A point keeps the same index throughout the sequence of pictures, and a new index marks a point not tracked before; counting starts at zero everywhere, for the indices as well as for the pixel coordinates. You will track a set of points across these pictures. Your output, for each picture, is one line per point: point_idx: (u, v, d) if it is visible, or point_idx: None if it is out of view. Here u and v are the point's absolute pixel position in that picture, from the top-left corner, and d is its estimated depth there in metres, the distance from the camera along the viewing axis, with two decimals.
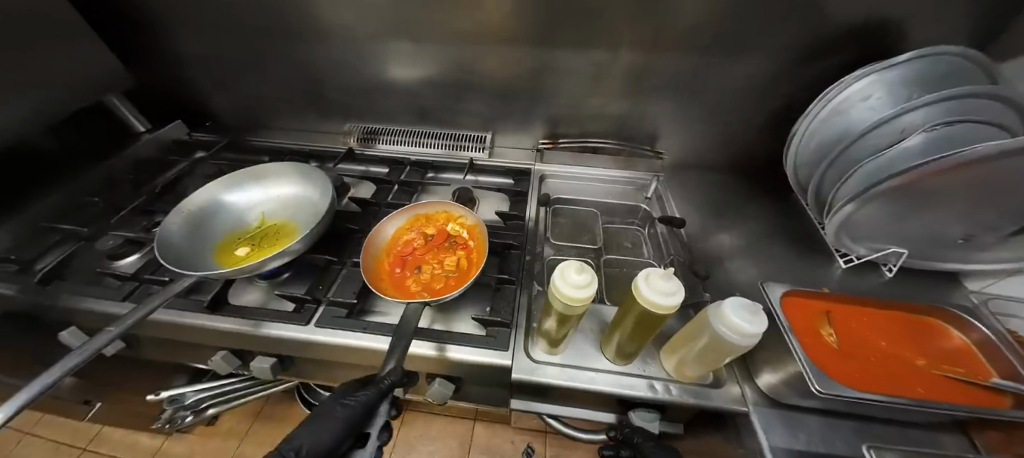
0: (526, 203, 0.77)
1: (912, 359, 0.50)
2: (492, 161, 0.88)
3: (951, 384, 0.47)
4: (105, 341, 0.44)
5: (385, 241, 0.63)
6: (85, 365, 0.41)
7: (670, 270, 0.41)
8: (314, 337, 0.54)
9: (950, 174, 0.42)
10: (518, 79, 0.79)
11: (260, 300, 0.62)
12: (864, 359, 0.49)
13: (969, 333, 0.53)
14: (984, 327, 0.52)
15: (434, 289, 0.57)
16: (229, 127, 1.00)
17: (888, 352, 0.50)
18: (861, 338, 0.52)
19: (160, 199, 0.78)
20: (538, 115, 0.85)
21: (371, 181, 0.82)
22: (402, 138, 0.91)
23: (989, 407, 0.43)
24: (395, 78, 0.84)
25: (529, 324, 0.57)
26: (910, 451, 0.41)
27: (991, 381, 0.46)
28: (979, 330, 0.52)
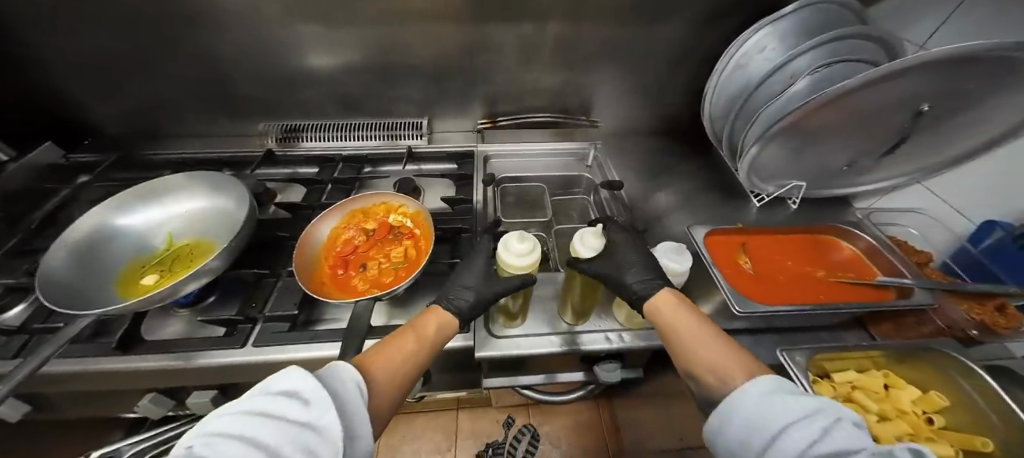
0: (472, 185, 0.76)
1: (819, 274, 0.57)
2: (431, 147, 0.86)
3: (849, 289, 0.55)
4: None
5: (321, 245, 0.59)
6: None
7: (599, 229, 0.47)
8: (255, 358, 0.50)
9: (827, 110, 0.48)
10: (447, 58, 0.77)
11: (183, 331, 0.56)
12: (780, 281, 0.56)
13: (856, 242, 0.62)
14: (866, 235, 0.61)
15: (382, 281, 0.55)
16: (121, 142, 0.86)
17: (797, 270, 0.57)
18: (778, 264, 0.58)
19: (40, 236, 0.66)
20: (472, 95, 0.84)
21: (300, 184, 0.77)
22: (330, 134, 0.85)
23: (877, 302, 0.51)
24: (313, 68, 0.77)
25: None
26: (816, 347, 0.49)
27: (876, 280, 0.55)
28: (864, 238, 0.61)
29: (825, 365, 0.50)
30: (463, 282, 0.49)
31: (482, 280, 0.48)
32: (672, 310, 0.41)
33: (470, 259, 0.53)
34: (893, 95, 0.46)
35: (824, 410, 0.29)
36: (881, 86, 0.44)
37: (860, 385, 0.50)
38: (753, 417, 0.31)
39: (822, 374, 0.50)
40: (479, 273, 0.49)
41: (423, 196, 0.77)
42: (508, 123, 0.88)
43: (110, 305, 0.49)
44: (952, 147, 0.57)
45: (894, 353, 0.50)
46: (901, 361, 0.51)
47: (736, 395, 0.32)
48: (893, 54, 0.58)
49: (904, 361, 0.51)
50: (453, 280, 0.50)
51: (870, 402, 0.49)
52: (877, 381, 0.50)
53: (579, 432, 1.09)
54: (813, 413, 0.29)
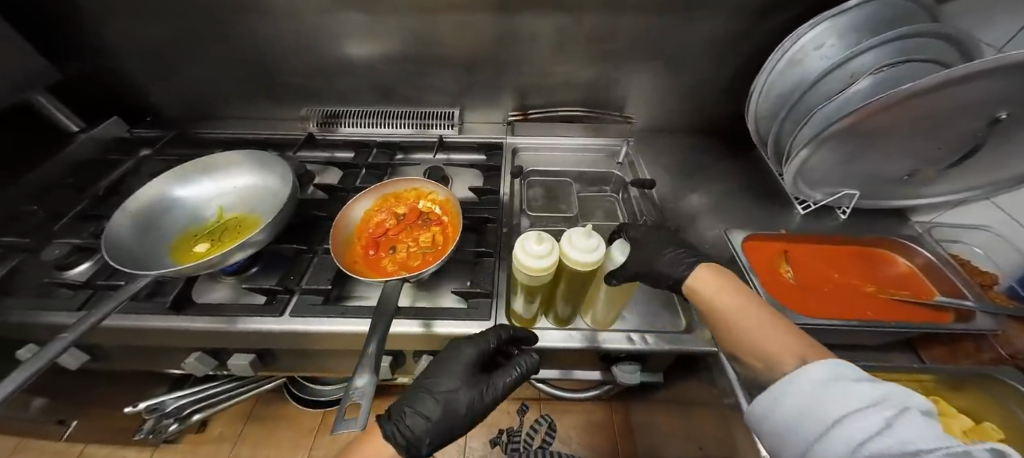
0: (500, 177, 0.76)
1: (865, 289, 0.54)
2: (462, 137, 0.86)
3: (899, 306, 0.51)
4: (60, 349, 0.42)
5: (355, 225, 0.62)
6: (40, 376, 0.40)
7: (589, 228, 0.44)
8: (290, 327, 0.53)
9: (889, 112, 0.44)
10: (484, 48, 0.77)
11: (229, 296, 0.60)
12: (819, 292, 0.53)
13: (914, 259, 0.58)
14: (926, 251, 0.57)
15: (410, 264, 0.57)
16: (177, 121, 0.93)
17: (839, 283, 0.54)
18: (818, 274, 0.55)
19: (105, 202, 0.73)
20: (505, 87, 0.83)
21: (336, 167, 0.80)
22: (366, 120, 0.88)
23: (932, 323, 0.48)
24: (354, 55, 0.79)
25: (509, 295, 0.58)
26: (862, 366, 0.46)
27: (932, 300, 0.51)
28: (923, 253, 0.58)
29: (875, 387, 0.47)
30: (444, 380, 0.46)
31: (468, 386, 0.45)
32: (719, 294, 0.44)
33: (458, 349, 0.47)
34: (965, 100, 0.42)
35: (888, 398, 0.30)
36: (955, 88, 0.40)
37: None
38: (800, 408, 0.33)
39: None
40: (465, 369, 0.46)
41: (452, 184, 0.78)
42: (539, 116, 0.87)
43: (165, 269, 0.54)
44: None
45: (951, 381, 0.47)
46: (957, 390, 0.48)
47: (786, 383, 0.34)
48: (969, 56, 0.53)
49: (960, 390, 0.48)
50: (424, 379, 0.46)
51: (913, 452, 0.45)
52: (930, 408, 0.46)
53: (589, 431, 1.09)
54: (875, 403, 0.30)
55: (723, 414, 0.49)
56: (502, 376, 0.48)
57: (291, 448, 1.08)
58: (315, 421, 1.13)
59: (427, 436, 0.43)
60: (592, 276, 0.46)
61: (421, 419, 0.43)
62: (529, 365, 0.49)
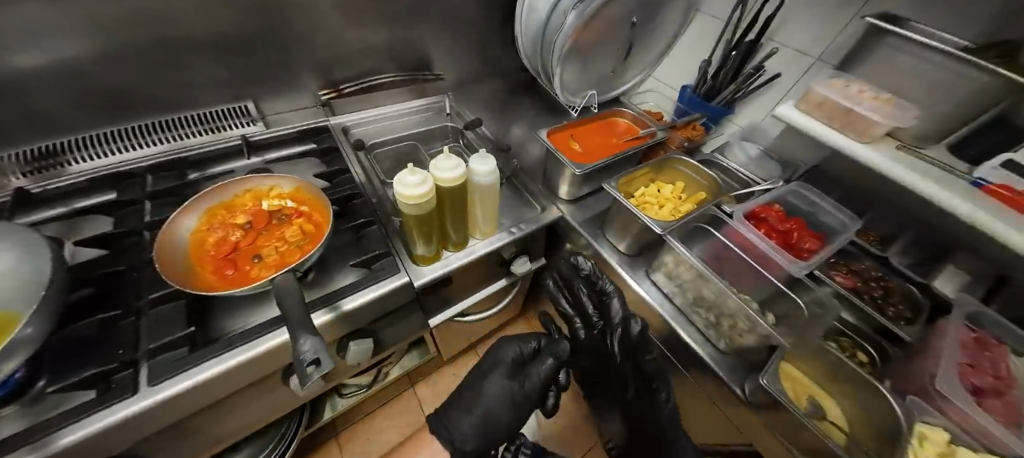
0: (342, 156, 0.75)
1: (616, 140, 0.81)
2: (270, 131, 0.77)
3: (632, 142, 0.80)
4: None
5: (188, 255, 0.51)
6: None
7: (447, 152, 0.54)
8: (161, 395, 0.43)
9: (589, 29, 0.71)
10: (252, 26, 0.69)
11: (23, 424, 0.41)
12: (597, 151, 0.75)
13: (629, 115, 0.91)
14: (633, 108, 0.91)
15: (280, 259, 0.54)
16: None
17: (606, 142, 0.78)
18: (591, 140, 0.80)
19: None
20: (302, 67, 0.78)
21: (99, 213, 0.58)
22: (118, 145, 0.67)
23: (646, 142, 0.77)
24: (45, 60, 0.57)
25: (407, 247, 0.63)
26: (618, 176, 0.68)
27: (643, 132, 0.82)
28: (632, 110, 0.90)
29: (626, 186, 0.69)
30: (492, 381, 0.63)
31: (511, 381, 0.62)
32: None
33: (503, 350, 0.66)
34: (622, 10, 0.72)
35: None
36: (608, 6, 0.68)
37: (648, 191, 0.70)
38: None
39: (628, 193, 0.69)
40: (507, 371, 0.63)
41: None
42: (353, 90, 0.85)
43: None
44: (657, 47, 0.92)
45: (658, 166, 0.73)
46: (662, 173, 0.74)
47: None
48: None
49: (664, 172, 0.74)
50: (478, 387, 0.64)
51: (654, 212, 0.67)
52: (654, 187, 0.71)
53: None
54: None
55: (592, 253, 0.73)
56: (536, 371, 0.63)
57: None
58: None
59: (475, 432, 0.60)
60: (467, 193, 0.59)
61: (470, 423, 0.60)
62: (560, 352, 0.64)
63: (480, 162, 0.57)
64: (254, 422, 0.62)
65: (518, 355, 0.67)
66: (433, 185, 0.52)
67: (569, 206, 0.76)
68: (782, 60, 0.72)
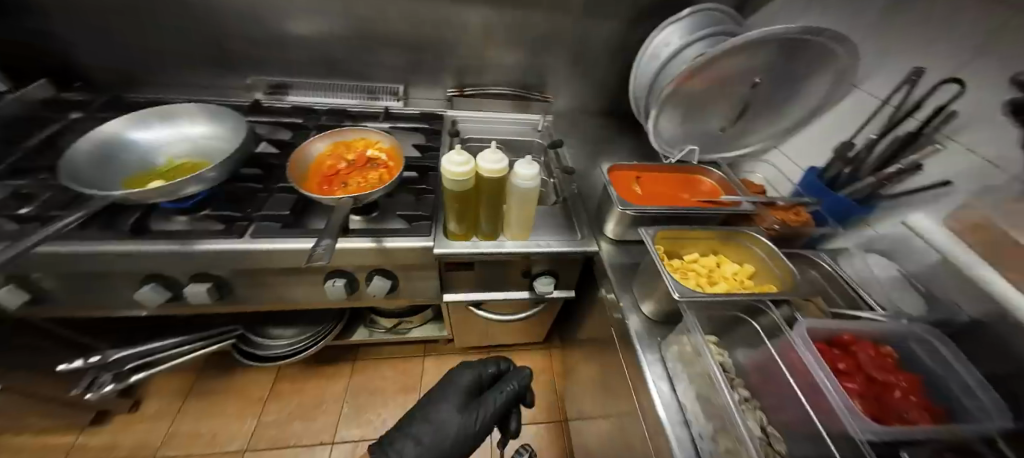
0: (440, 138, 0.91)
1: (686, 197, 0.74)
2: (404, 109, 1.00)
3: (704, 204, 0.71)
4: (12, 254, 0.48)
5: (306, 167, 0.72)
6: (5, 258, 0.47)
7: (497, 147, 0.59)
8: (250, 245, 0.62)
9: (695, 78, 0.67)
10: (417, 32, 0.92)
11: (187, 226, 0.66)
12: (656, 197, 0.72)
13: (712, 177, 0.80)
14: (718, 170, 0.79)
15: (357, 188, 0.68)
16: (110, 87, 0.94)
17: (673, 194, 0.73)
18: (657, 187, 0.75)
19: (39, 154, 0.75)
20: (444, 68, 0.99)
21: (286, 128, 0.88)
22: (315, 91, 0.99)
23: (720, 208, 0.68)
24: (299, 32, 0.90)
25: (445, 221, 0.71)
26: (656, 229, 0.61)
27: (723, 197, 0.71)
28: (715, 172, 0.79)
29: (669, 245, 0.63)
30: (443, 405, 0.61)
31: (461, 406, 0.61)
32: None
33: (457, 376, 0.65)
34: (739, 66, 0.67)
35: None
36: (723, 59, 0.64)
37: (700, 261, 0.63)
38: None
39: (670, 253, 0.63)
40: (458, 394, 0.62)
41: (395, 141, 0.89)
42: (473, 93, 1.02)
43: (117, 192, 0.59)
44: (789, 119, 0.80)
45: (720, 236, 0.64)
46: (726, 247, 0.65)
47: None
48: None
49: (731, 250, 0.66)
50: (426, 410, 0.61)
51: (694, 282, 0.59)
52: (710, 260, 0.63)
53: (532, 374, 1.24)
54: None
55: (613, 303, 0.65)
56: (495, 396, 0.63)
57: (241, 411, 1.13)
58: (266, 389, 1.18)
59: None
60: (507, 192, 0.63)
61: (415, 443, 0.57)
62: (519, 380, 0.65)
63: (525, 174, 0.59)
64: (300, 306, 0.79)
65: (476, 381, 0.65)
66: (475, 170, 0.58)
67: (611, 245, 0.72)
68: (948, 161, 0.58)
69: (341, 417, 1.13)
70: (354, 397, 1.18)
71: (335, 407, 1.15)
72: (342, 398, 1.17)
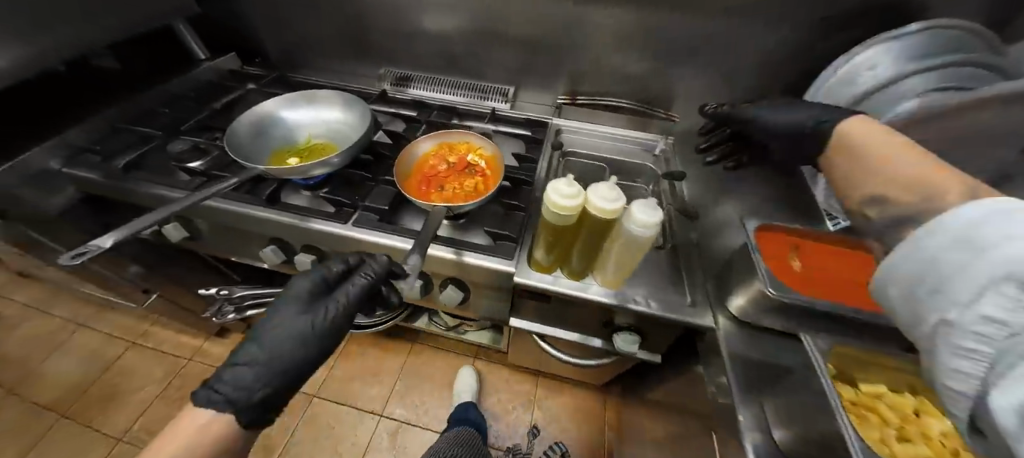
0: (540, 149, 0.84)
1: None
2: (511, 111, 0.96)
3: None
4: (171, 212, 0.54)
5: (410, 164, 0.71)
6: (169, 214, 0.54)
7: (614, 183, 0.49)
8: (351, 233, 0.64)
9: None
10: (536, 31, 0.87)
11: (307, 203, 0.71)
12: (827, 285, 0.50)
13: None
14: None
15: (456, 200, 0.64)
16: (275, 64, 1.10)
17: (861, 283, 0.50)
18: (835, 268, 0.52)
19: (218, 118, 0.91)
20: (560, 72, 0.92)
21: (401, 119, 0.93)
22: (434, 86, 1.01)
23: None
24: (427, 26, 0.93)
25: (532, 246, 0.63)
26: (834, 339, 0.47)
27: None
28: None
29: (850, 373, 0.49)
30: (284, 314, 0.49)
31: (302, 309, 0.50)
32: None
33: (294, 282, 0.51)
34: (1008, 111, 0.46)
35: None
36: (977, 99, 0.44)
37: (888, 399, 0.49)
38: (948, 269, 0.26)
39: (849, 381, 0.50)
40: (300, 302, 0.50)
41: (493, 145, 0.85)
42: (586, 102, 0.94)
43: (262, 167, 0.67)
44: None
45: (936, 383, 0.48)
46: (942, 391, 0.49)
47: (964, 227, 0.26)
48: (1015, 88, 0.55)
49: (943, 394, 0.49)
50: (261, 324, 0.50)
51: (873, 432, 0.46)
52: (908, 403, 0.49)
53: (581, 414, 1.14)
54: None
55: (717, 410, 0.50)
56: (342, 291, 0.51)
57: None
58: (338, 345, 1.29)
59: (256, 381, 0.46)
60: (612, 235, 0.52)
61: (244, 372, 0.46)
62: (375, 270, 0.51)
63: (643, 222, 0.47)
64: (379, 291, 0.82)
65: (317, 282, 0.52)
66: (583, 205, 0.49)
67: (735, 324, 0.55)
68: None
69: (392, 392, 1.20)
70: (407, 378, 1.23)
71: (389, 381, 1.22)
72: (392, 375, 1.23)
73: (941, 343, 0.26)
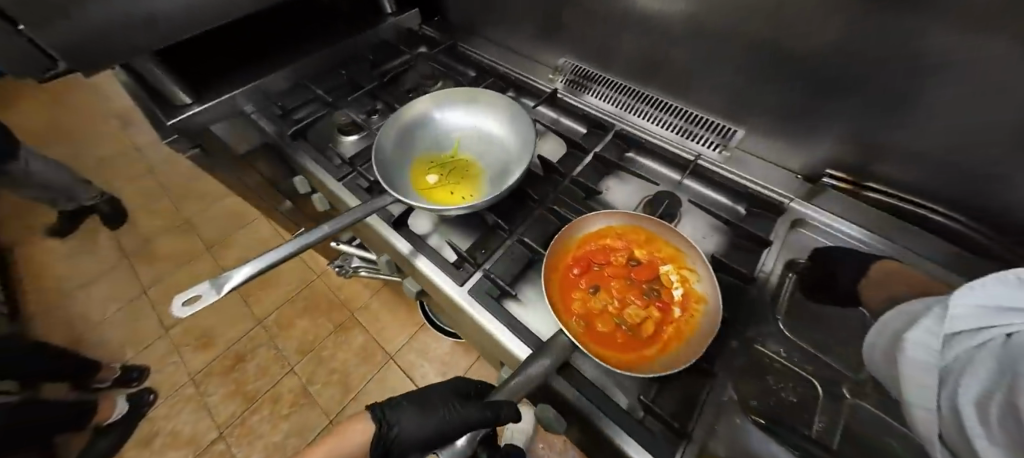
0: (761, 255, 0.56)
1: None
2: (722, 167, 0.65)
3: None
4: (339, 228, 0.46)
5: (579, 236, 0.56)
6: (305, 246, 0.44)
7: None
8: (465, 303, 0.51)
9: None
10: (831, 63, 0.50)
11: (430, 229, 0.62)
12: None
13: None
14: None
15: (596, 333, 0.46)
16: (453, 24, 0.97)
17: None
18: None
19: (383, 88, 0.85)
20: (832, 134, 0.56)
21: (565, 140, 0.72)
22: (623, 100, 0.76)
23: None
24: (646, 14, 0.65)
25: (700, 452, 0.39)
26: None
27: None
28: None
29: None
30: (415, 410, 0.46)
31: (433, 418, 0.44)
32: None
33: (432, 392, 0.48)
34: None
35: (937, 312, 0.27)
36: None
37: None
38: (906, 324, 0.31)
39: None
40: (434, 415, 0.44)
41: (679, 222, 0.62)
42: (871, 197, 0.57)
43: (398, 179, 0.59)
44: None
45: None
46: None
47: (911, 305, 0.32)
48: None
49: None
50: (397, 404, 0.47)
51: None
52: None
53: None
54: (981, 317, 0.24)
55: None
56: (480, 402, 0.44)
57: (403, 324, 1.30)
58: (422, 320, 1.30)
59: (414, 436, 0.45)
60: None
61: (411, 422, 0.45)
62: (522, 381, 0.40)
63: None
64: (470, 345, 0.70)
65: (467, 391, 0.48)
66: None
67: None
68: None
69: None
70: None
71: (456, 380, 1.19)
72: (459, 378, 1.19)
73: (911, 381, 0.26)
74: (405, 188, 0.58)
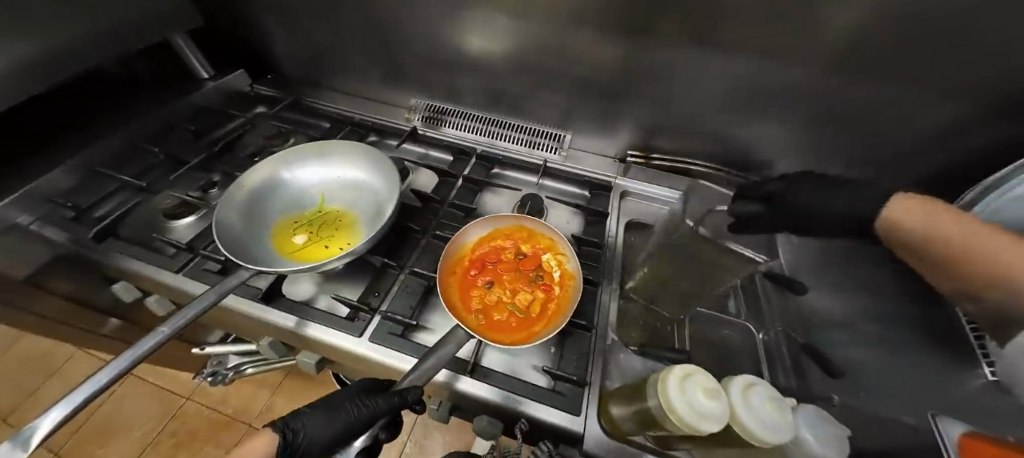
0: (605, 225, 0.69)
1: None
2: (565, 165, 0.79)
3: None
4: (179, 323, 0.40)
5: (467, 244, 0.60)
6: (156, 351, 0.37)
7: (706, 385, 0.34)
8: (362, 350, 0.50)
9: None
10: (609, 73, 0.67)
11: (313, 292, 0.58)
12: None
13: None
14: None
15: (493, 323, 0.51)
16: (291, 81, 0.95)
17: None
18: None
19: (218, 158, 0.77)
20: (627, 122, 0.74)
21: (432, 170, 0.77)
22: (473, 126, 0.85)
23: None
24: (470, 52, 0.75)
25: (602, 397, 0.48)
26: None
27: None
28: None
29: None
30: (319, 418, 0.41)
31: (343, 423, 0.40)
32: None
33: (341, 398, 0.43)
34: None
35: None
36: None
37: None
38: None
39: None
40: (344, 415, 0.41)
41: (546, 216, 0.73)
42: (661, 164, 0.76)
43: (257, 243, 0.56)
44: None
45: None
46: None
47: None
48: None
49: None
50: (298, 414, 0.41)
51: None
52: None
53: None
54: None
55: None
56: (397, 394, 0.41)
57: None
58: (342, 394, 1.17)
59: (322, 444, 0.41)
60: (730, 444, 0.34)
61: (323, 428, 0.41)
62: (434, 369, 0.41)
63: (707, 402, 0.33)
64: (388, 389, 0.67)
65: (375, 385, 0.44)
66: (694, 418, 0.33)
67: None
68: None
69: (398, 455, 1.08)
70: (417, 440, 1.11)
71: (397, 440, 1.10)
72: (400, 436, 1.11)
73: None
74: (265, 252, 0.55)
